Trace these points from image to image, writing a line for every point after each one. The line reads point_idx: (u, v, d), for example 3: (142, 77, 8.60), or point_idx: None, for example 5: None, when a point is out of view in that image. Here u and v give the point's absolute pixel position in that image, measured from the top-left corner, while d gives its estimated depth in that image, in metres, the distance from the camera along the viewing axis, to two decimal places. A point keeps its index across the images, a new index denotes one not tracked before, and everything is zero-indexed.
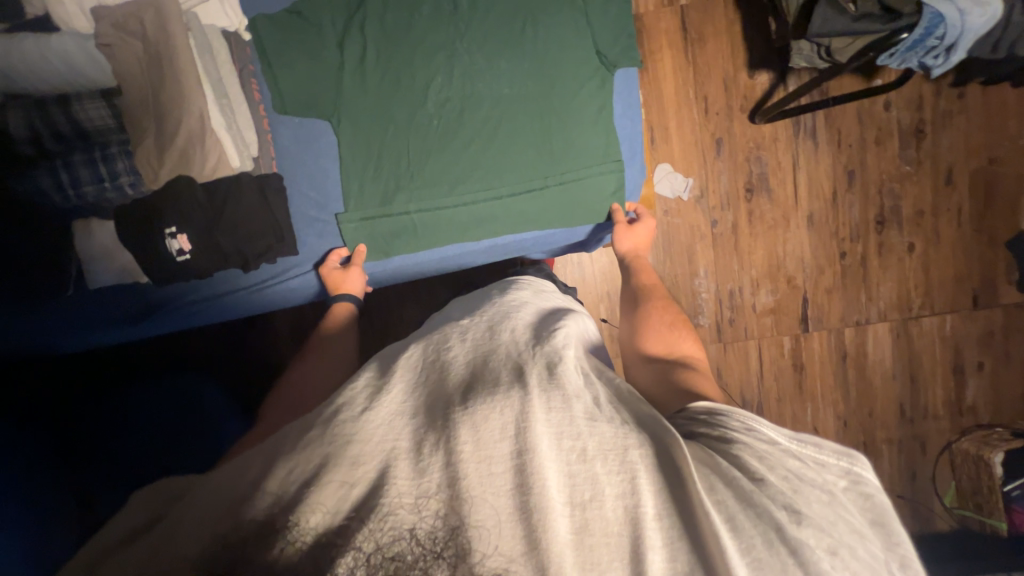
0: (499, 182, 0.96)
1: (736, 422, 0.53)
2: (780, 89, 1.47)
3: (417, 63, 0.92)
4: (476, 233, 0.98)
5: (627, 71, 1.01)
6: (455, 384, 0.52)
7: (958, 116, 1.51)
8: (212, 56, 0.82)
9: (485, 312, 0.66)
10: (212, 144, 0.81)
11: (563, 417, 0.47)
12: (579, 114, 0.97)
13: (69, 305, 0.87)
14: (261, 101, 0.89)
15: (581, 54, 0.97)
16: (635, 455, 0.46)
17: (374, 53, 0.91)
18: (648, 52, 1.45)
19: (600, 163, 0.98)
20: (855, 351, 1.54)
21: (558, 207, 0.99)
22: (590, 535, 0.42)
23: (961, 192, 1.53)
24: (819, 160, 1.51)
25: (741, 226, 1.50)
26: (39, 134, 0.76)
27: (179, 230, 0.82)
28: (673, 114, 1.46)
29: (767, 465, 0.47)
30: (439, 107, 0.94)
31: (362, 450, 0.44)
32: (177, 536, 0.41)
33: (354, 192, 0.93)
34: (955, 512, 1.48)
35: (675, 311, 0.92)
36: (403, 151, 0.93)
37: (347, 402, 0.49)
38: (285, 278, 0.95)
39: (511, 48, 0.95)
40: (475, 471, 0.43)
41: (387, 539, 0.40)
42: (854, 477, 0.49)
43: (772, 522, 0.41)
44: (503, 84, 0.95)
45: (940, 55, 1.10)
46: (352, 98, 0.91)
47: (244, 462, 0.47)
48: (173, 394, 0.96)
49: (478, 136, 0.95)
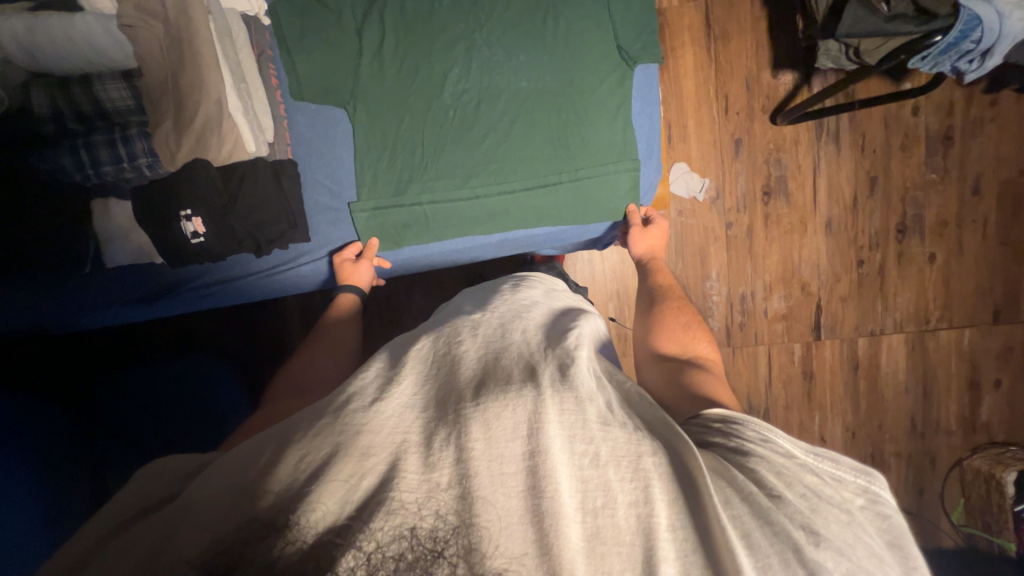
0: (512, 177, 0.95)
1: (752, 432, 0.52)
2: (804, 91, 1.44)
3: (436, 52, 0.91)
4: (487, 226, 0.97)
5: (648, 67, 0.99)
6: (467, 378, 0.51)
7: (989, 124, 1.47)
8: (231, 40, 0.82)
9: (497, 307, 0.66)
10: (229, 128, 0.82)
11: (575, 420, 0.47)
12: (598, 111, 0.95)
13: (84, 283, 0.87)
14: (278, 87, 0.89)
15: (602, 48, 0.95)
16: (649, 463, 0.45)
17: (393, 42, 0.90)
18: (670, 48, 1.42)
19: (617, 161, 0.97)
20: (867, 362, 1.51)
21: (570, 203, 0.98)
22: (602, 543, 0.42)
23: (988, 203, 1.49)
24: (841, 165, 1.47)
25: (757, 229, 1.47)
26: (63, 113, 0.77)
27: (194, 212, 0.82)
28: (692, 113, 1.43)
29: (784, 481, 0.47)
30: (456, 98, 0.93)
31: (372, 442, 0.44)
32: (187, 518, 0.41)
33: (367, 182, 0.93)
34: (963, 530, 1.45)
35: (690, 310, 0.92)
36: (418, 142, 0.93)
37: (358, 392, 0.49)
38: (296, 264, 0.95)
39: (531, 41, 0.94)
40: (486, 470, 0.43)
41: (388, 537, 0.39)
42: (871, 496, 0.48)
43: (789, 541, 0.41)
44: (522, 77, 0.94)
45: (975, 60, 1.07)
46: (369, 86, 0.90)
47: (255, 446, 0.47)
48: (184, 371, 0.97)
49: (494, 129, 0.95)
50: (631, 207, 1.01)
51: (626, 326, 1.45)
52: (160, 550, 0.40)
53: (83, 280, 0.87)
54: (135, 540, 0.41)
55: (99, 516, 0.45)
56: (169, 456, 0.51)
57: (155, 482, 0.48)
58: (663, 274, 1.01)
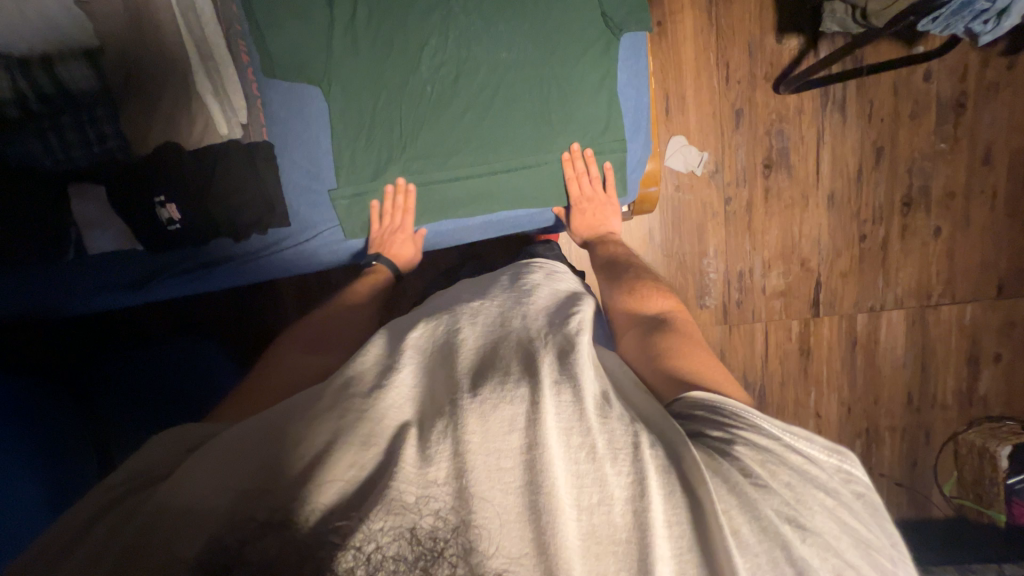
0: (495, 156, 0.92)
1: (737, 417, 0.52)
2: (810, 56, 1.37)
3: (411, 23, 0.87)
4: (469, 209, 0.95)
5: (635, 36, 0.93)
6: (465, 368, 0.51)
7: (1004, 89, 1.40)
8: (196, 13, 0.78)
9: (497, 293, 0.65)
10: (199, 110, 0.82)
11: (573, 412, 0.46)
12: (581, 85, 0.91)
13: (65, 270, 0.87)
14: (250, 64, 0.85)
15: (586, 16, 0.90)
16: (647, 454, 0.45)
17: (365, 13, 0.86)
18: (668, 12, 1.34)
19: (600, 140, 0.94)
20: (865, 338, 1.50)
21: (554, 184, 0.97)
22: (598, 543, 0.41)
23: (998, 173, 1.44)
24: (846, 134, 1.41)
25: (756, 204, 1.43)
26: (24, 96, 0.75)
27: (167, 198, 0.83)
28: (691, 82, 1.37)
29: (768, 471, 0.46)
30: (433, 73, 0.89)
31: (372, 431, 0.45)
32: (173, 509, 0.41)
33: (344, 165, 0.90)
34: (954, 501, 1.47)
35: (642, 275, 0.89)
36: (395, 121, 0.90)
37: (357, 379, 0.50)
38: (278, 249, 0.94)
39: (511, 7, 0.88)
40: (483, 464, 0.43)
41: (387, 538, 0.39)
42: (846, 473, 0.49)
43: (778, 539, 0.41)
44: (502, 47, 0.89)
45: (991, 20, 1.00)
46: (342, 61, 0.86)
47: (250, 430, 0.48)
48: (181, 355, 0.99)
49: (473, 104, 0.91)
50: (563, 156, 0.94)
51: None
52: (149, 539, 0.40)
53: (63, 268, 0.86)
54: (124, 527, 0.42)
55: (92, 494, 0.47)
56: (165, 431, 0.53)
57: (150, 462, 0.49)
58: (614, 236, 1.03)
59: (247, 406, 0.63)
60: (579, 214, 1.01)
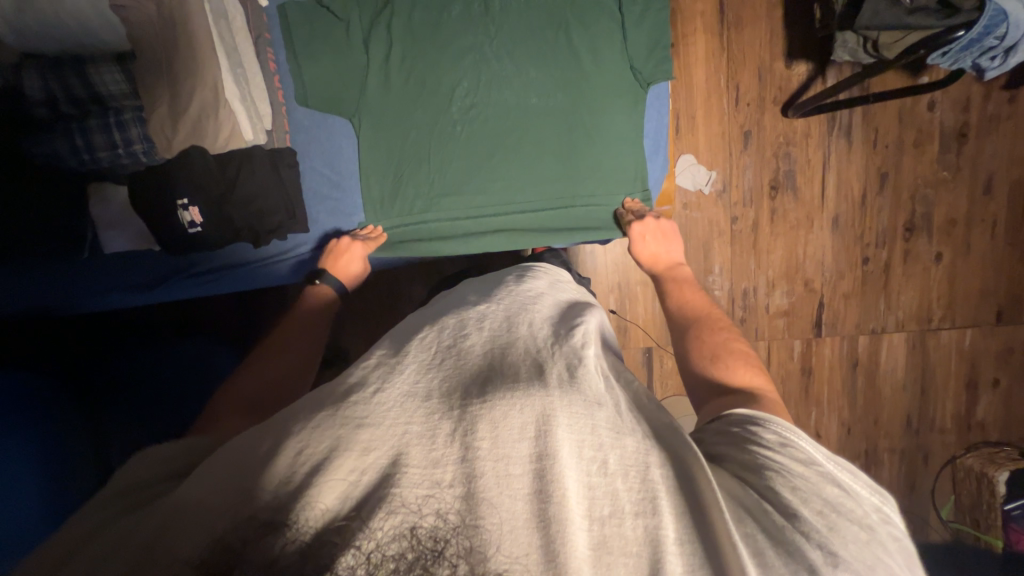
0: (522, 197, 1.01)
1: (772, 436, 0.49)
2: (818, 83, 1.40)
3: (444, 67, 0.96)
4: (488, 241, 1.01)
5: (660, 88, 1.02)
6: (472, 371, 0.47)
7: (1005, 122, 1.43)
8: (227, 22, 0.83)
9: (501, 298, 0.59)
10: (226, 116, 0.81)
11: (584, 423, 0.43)
12: (608, 132, 1.00)
13: (87, 267, 0.91)
14: (276, 71, 0.92)
15: (615, 66, 0.98)
16: (657, 474, 0.43)
17: (399, 53, 0.94)
18: (681, 35, 1.37)
19: (622, 184, 1.02)
20: (867, 359, 1.51)
21: (574, 221, 1.03)
22: (609, 553, 0.39)
23: (999, 203, 1.47)
24: (851, 159, 1.44)
25: (762, 224, 1.45)
26: (56, 97, 0.76)
27: (190, 202, 0.84)
28: (701, 103, 1.39)
29: (800, 497, 0.43)
30: (463, 113, 0.98)
31: (375, 433, 0.41)
32: (186, 514, 0.38)
33: (374, 197, 0.98)
34: (951, 525, 1.48)
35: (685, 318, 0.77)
36: (425, 156, 0.98)
37: (360, 383, 0.45)
38: (295, 255, 0.97)
39: (542, 56, 0.97)
40: (491, 470, 0.40)
41: (387, 537, 0.37)
42: (885, 515, 0.44)
43: (805, 563, 0.38)
44: (532, 94, 0.98)
45: (998, 57, 1.04)
46: (375, 100, 0.95)
47: (256, 432, 0.44)
48: (188, 357, 0.96)
49: (500, 146, 1.00)
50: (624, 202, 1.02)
51: (626, 319, 1.45)
52: (155, 550, 0.37)
53: (86, 265, 0.91)
54: (126, 538, 0.38)
55: (87, 509, 0.43)
56: (152, 448, 0.49)
57: (143, 478, 0.45)
58: (685, 267, 0.93)
59: (245, 415, 0.62)
60: (642, 239, 0.96)
